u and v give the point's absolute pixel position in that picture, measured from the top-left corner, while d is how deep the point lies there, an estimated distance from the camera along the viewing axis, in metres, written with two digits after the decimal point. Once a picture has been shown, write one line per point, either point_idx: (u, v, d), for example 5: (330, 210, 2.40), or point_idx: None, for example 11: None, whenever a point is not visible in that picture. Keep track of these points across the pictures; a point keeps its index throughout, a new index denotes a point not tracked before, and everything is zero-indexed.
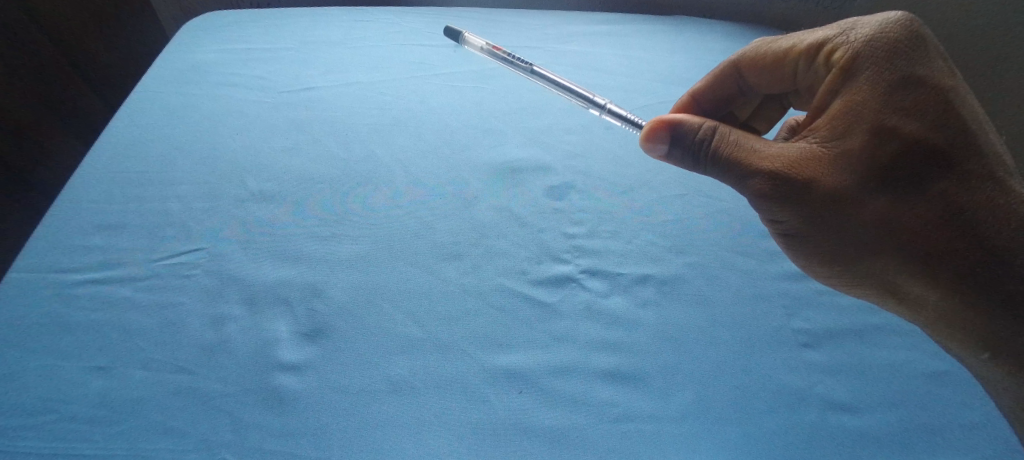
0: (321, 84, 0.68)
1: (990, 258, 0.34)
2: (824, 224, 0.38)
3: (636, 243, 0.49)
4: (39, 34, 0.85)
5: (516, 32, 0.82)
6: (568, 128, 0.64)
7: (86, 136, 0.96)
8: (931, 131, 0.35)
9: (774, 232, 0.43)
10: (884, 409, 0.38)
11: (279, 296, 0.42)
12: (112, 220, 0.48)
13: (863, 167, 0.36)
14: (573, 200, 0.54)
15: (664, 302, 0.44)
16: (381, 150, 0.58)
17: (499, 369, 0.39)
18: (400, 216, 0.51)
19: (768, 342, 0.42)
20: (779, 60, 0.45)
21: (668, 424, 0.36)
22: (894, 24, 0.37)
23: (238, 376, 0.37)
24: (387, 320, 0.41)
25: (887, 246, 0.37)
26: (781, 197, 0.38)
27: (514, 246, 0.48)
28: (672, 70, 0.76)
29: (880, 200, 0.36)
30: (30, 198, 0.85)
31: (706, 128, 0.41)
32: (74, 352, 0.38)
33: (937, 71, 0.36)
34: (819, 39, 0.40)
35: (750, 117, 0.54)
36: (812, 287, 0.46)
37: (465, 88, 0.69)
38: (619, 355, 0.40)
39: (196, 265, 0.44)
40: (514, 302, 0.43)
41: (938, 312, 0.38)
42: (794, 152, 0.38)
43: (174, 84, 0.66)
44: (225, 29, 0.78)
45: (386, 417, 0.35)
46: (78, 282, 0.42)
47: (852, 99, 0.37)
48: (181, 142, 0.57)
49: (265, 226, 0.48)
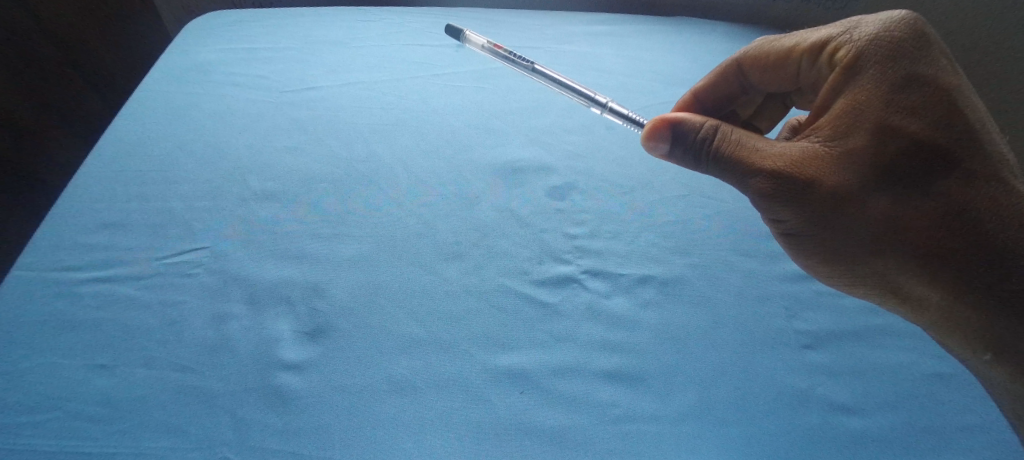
0: (322, 83, 0.67)
1: (994, 260, 0.34)
2: (827, 225, 0.37)
3: (638, 244, 0.49)
4: (39, 32, 0.85)
5: (518, 31, 0.81)
6: (570, 128, 0.63)
7: (88, 135, 0.96)
8: (935, 131, 0.35)
9: (775, 232, 0.43)
10: (885, 411, 0.38)
11: (280, 295, 0.42)
12: (114, 219, 0.48)
13: (866, 167, 0.35)
14: (575, 200, 0.54)
15: (664, 303, 0.44)
16: (382, 150, 0.58)
17: (500, 369, 0.39)
18: (401, 215, 0.50)
19: (769, 344, 0.41)
20: (782, 58, 0.44)
21: (668, 425, 0.36)
22: (897, 24, 0.37)
23: (240, 375, 0.37)
24: (387, 320, 0.41)
25: (890, 247, 0.36)
26: (783, 197, 0.38)
27: (515, 246, 0.48)
28: (674, 69, 0.75)
29: (883, 201, 0.35)
30: (32, 196, 0.86)
31: (707, 127, 0.41)
32: (77, 351, 0.38)
33: (941, 70, 0.36)
34: (822, 38, 0.40)
35: (752, 117, 0.54)
36: (813, 288, 0.46)
37: (466, 88, 0.69)
38: (619, 355, 0.40)
39: (198, 265, 0.45)
40: (514, 302, 0.43)
41: (940, 316, 0.37)
42: (796, 152, 0.37)
43: (175, 83, 0.66)
44: (226, 29, 0.78)
45: (387, 417, 0.36)
46: (80, 281, 0.42)
47: (855, 99, 0.36)
48: (182, 141, 0.57)
49: (265, 226, 0.48)
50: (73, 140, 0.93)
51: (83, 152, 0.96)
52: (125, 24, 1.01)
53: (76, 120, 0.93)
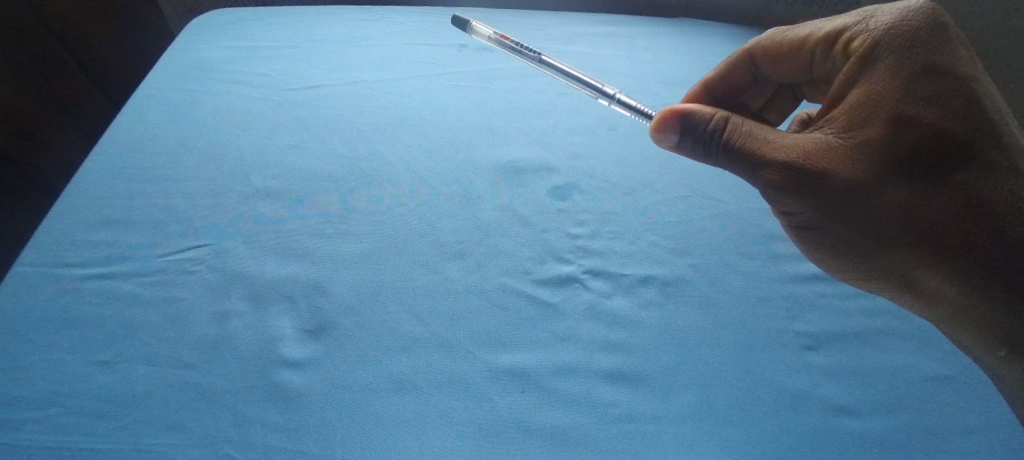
0: (326, 82, 0.67)
1: (1009, 251, 0.34)
2: (842, 216, 0.37)
3: (639, 244, 0.49)
4: (41, 27, 0.85)
5: (521, 32, 0.81)
6: (571, 129, 0.63)
7: (88, 131, 0.96)
8: (951, 122, 0.35)
9: (786, 224, 0.43)
10: (884, 412, 0.38)
11: (283, 293, 0.43)
12: (118, 215, 0.48)
13: (882, 157, 0.35)
14: (577, 200, 0.54)
15: (666, 303, 0.44)
16: (386, 149, 0.58)
17: (502, 369, 0.39)
18: (403, 214, 0.51)
19: (769, 344, 0.42)
20: (795, 49, 0.45)
21: (669, 424, 0.36)
22: (913, 14, 0.37)
23: (243, 372, 0.37)
24: (390, 319, 0.41)
25: (905, 239, 0.36)
26: (796, 188, 0.37)
27: (517, 246, 0.48)
28: (676, 71, 0.75)
29: (898, 192, 0.36)
30: (33, 193, 0.86)
31: (717, 119, 0.41)
32: (81, 347, 0.38)
33: (958, 60, 0.36)
34: (837, 27, 0.40)
35: (762, 109, 0.54)
36: (814, 290, 0.46)
37: (469, 88, 0.69)
38: (621, 355, 0.40)
39: (201, 261, 0.45)
40: (516, 302, 0.43)
41: (955, 308, 0.37)
42: (809, 143, 0.37)
43: (178, 80, 0.66)
44: (231, 27, 0.78)
45: (389, 415, 0.36)
46: (83, 277, 0.42)
47: (870, 89, 0.36)
48: (187, 139, 0.57)
49: (269, 224, 0.49)
50: (72, 137, 0.93)
51: (83, 149, 0.96)
52: (129, 21, 1.00)
53: (75, 116, 0.93)
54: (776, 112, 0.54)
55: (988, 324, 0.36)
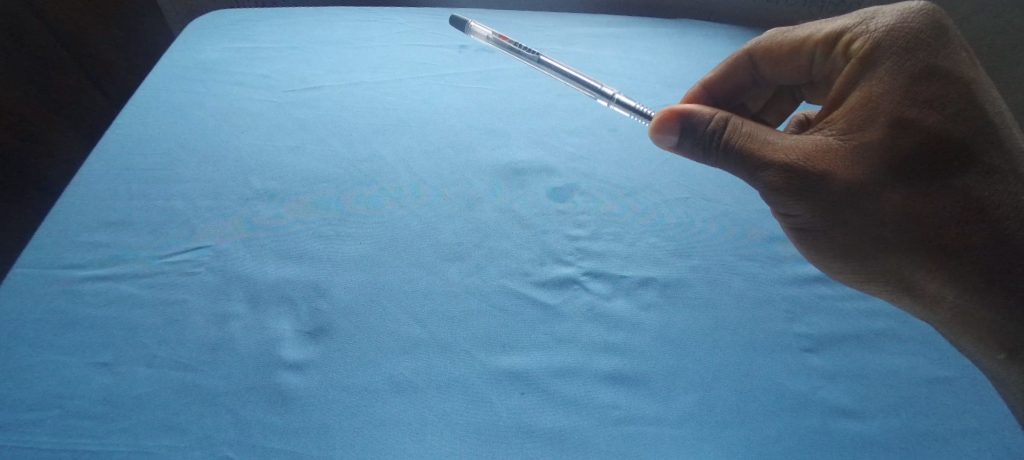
0: (326, 83, 0.67)
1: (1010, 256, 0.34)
2: (841, 219, 0.37)
3: (639, 246, 0.49)
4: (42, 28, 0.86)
5: (521, 33, 0.81)
6: (571, 130, 0.63)
7: (92, 131, 0.97)
8: (950, 124, 0.35)
9: (785, 226, 0.43)
10: (885, 414, 0.38)
11: (283, 295, 0.43)
12: (118, 217, 0.48)
13: (882, 160, 0.35)
14: (577, 202, 0.54)
15: (666, 305, 0.44)
16: (386, 150, 0.58)
17: (502, 371, 0.39)
18: (403, 215, 0.51)
19: (769, 346, 0.41)
20: (795, 50, 0.44)
21: (669, 427, 0.36)
22: (914, 15, 0.37)
23: (242, 374, 0.37)
24: (389, 321, 0.41)
25: (905, 241, 0.36)
26: (796, 190, 0.37)
27: (517, 248, 0.48)
28: (677, 72, 0.75)
29: (897, 195, 0.36)
30: (35, 192, 0.87)
31: (718, 119, 0.40)
32: (80, 349, 0.38)
33: (959, 62, 0.36)
34: (837, 30, 0.40)
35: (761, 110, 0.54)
36: (814, 292, 0.46)
37: (469, 89, 0.69)
38: (621, 357, 0.40)
39: (201, 263, 0.45)
40: (516, 303, 0.43)
41: (955, 311, 0.37)
42: (809, 145, 0.37)
43: (178, 81, 0.66)
44: (231, 28, 0.78)
45: (388, 416, 0.36)
46: (83, 279, 0.42)
47: (870, 91, 0.36)
48: (187, 140, 0.57)
49: (268, 225, 0.49)
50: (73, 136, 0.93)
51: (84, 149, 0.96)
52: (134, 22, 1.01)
53: (75, 116, 0.94)
54: (776, 112, 0.54)
55: (989, 328, 0.36)
